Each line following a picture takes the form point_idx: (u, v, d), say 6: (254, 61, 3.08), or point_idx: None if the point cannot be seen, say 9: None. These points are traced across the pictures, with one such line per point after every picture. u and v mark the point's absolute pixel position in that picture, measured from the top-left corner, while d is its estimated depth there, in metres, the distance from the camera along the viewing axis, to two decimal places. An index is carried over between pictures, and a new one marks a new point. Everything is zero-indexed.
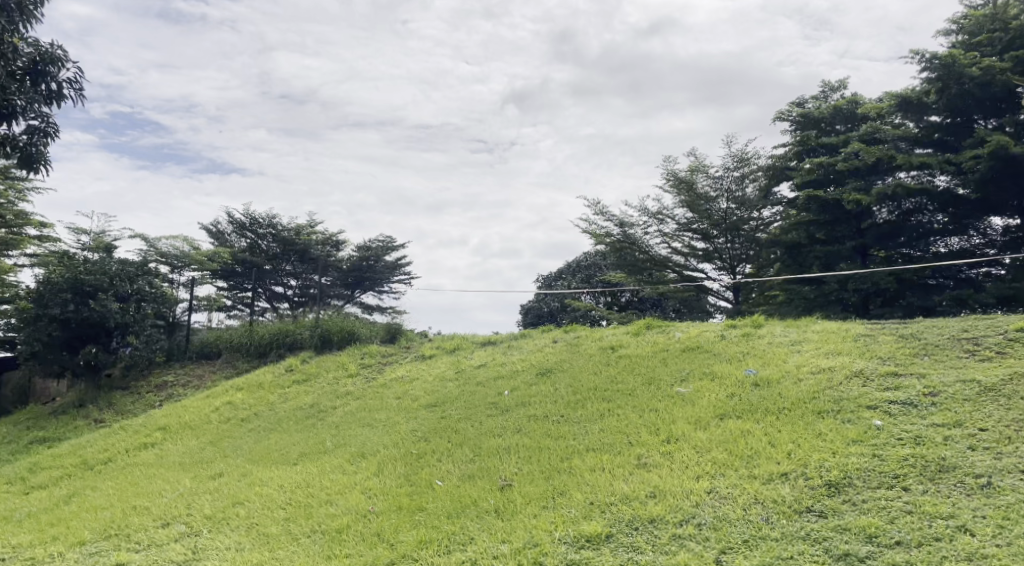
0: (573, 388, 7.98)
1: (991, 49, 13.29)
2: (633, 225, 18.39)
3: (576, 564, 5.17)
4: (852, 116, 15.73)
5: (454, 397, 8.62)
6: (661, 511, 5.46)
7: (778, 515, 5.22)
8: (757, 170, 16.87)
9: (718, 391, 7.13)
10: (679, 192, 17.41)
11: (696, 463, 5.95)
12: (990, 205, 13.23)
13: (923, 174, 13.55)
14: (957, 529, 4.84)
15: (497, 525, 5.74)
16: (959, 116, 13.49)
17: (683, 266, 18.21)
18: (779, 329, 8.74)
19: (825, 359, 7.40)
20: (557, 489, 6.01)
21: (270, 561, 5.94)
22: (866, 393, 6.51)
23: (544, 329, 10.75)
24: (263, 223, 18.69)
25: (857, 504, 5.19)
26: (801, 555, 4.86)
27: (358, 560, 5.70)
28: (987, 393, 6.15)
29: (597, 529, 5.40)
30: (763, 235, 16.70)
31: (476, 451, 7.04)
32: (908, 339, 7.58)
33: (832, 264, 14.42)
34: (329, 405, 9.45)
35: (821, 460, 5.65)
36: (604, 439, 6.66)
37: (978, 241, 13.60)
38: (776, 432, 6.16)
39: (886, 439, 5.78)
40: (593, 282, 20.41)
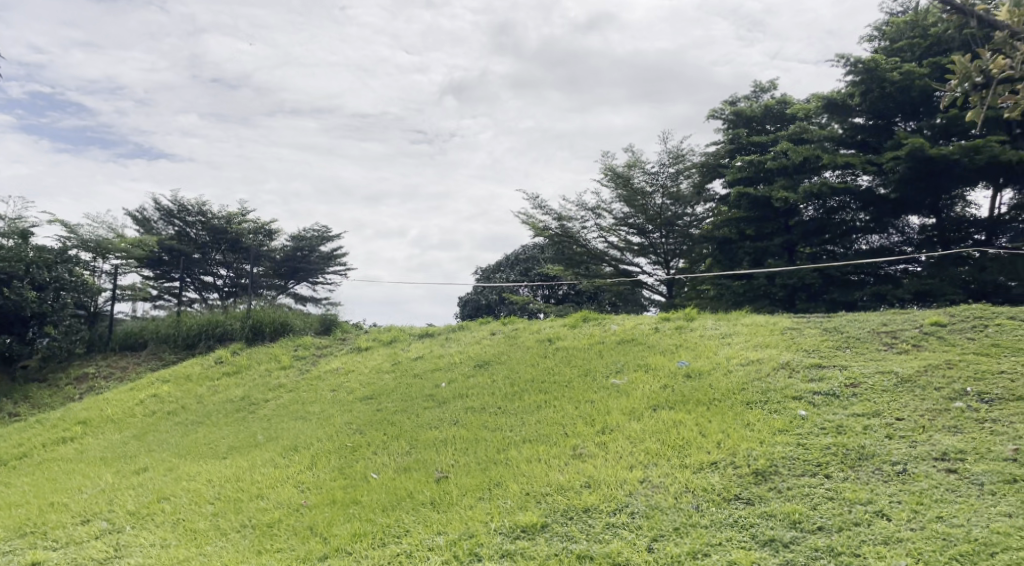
0: (510, 379, 8.04)
1: (911, 55, 13.87)
2: (571, 219, 18.65)
3: (512, 554, 5.21)
4: (782, 115, 16.27)
5: (391, 388, 8.58)
6: (595, 500, 5.55)
7: (708, 503, 5.37)
8: (691, 167, 17.19)
9: (651, 382, 7.29)
10: (616, 187, 17.69)
11: (630, 453, 6.08)
12: (908, 205, 13.78)
13: (847, 174, 14.03)
14: (875, 513, 5.02)
15: (432, 517, 5.76)
16: (880, 119, 14.06)
17: (620, 260, 18.55)
18: (710, 321, 9.00)
19: (754, 351, 7.65)
20: (493, 480, 6.05)
21: (196, 556, 5.82)
22: (791, 384, 6.75)
23: (481, 321, 10.79)
24: (192, 210, 18.20)
25: (783, 491, 5.37)
26: (729, 542, 4.99)
27: (290, 555, 5.64)
28: (904, 384, 6.44)
29: (532, 519, 5.46)
30: (696, 230, 17.11)
31: (413, 443, 7.03)
32: (833, 333, 7.89)
33: (759, 261, 15.05)
34: (260, 397, 9.30)
35: (749, 449, 5.84)
36: (539, 430, 6.74)
37: (896, 239, 14.21)
38: (705, 422, 6.33)
39: (810, 428, 6.01)
40: (532, 275, 20.58)
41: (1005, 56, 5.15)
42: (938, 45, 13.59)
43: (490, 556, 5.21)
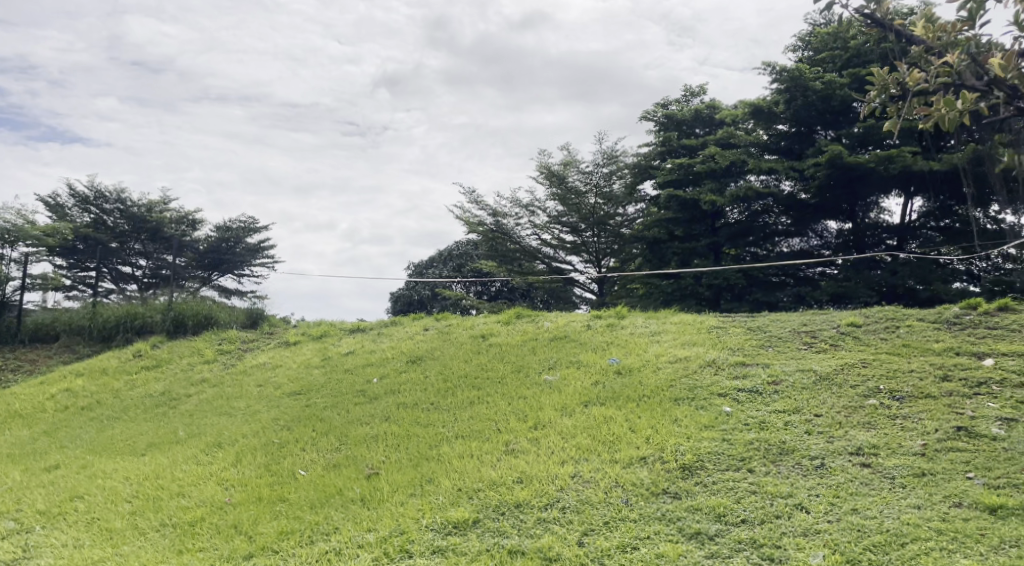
0: (443, 375, 8.03)
1: (833, 65, 14.35)
2: (505, 216, 18.84)
3: (443, 550, 5.16)
4: (711, 120, 16.72)
5: (321, 384, 8.48)
6: (527, 496, 5.57)
7: (637, 497, 5.44)
8: (624, 168, 17.91)
9: (583, 378, 7.40)
10: (552, 184, 18.37)
11: (562, 448, 6.16)
12: (827, 209, 14.35)
13: (771, 179, 14.42)
14: (795, 506, 5.12)
15: (362, 514, 5.67)
16: (802, 127, 14.56)
17: (552, 258, 18.92)
18: (641, 320, 9.17)
19: (683, 349, 7.85)
20: (425, 476, 6.03)
21: (112, 556, 5.62)
22: (717, 382, 6.95)
23: (413, 316, 10.75)
24: (110, 197, 17.63)
25: (708, 485, 5.48)
26: (657, 535, 5.03)
27: (213, 555, 5.49)
28: (822, 382, 6.72)
29: (464, 515, 5.43)
30: (626, 230, 17.81)
31: (342, 440, 6.96)
32: (757, 332, 8.15)
33: (687, 262, 15.30)
34: (182, 392, 9.04)
35: (676, 444, 5.99)
36: (472, 426, 6.77)
37: (815, 242, 14.78)
38: (634, 418, 6.47)
39: (735, 424, 6.21)
40: (465, 272, 20.64)
41: (921, 69, 5.42)
42: (858, 57, 14.10)
43: (421, 552, 5.15)
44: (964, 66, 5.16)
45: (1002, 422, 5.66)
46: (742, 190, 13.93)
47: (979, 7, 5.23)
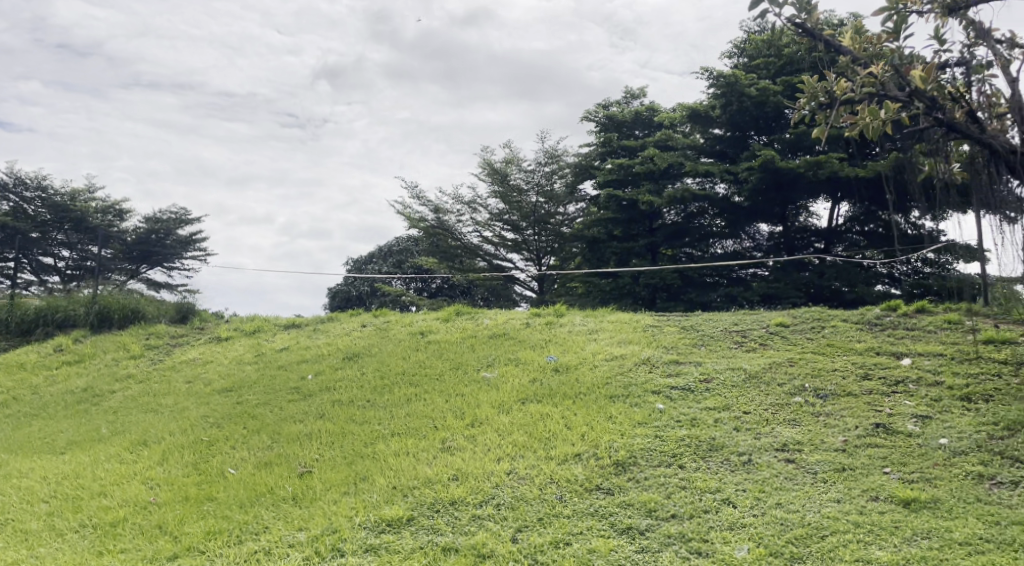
0: (380, 372, 8.02)
1: (767, 72, 14.75)
2: (447, 213, 19.01)
3: (376, 548, 5.09)
4: (650, 123, 17.01)
5: (253, 380, 8.38)
6: (463, 493, 5.56)
7: (571, 493, 5.49)
8: (564, 167, 18.16)
9: (521, 375, 7.49)
10: (493, 182, 18.58)
11: (498, 445, 6.20)
12: (760, 212, 14.64)
13: (706, 181, 14.84)
14: (723, 502, 5.23)
15: (294, 512, 5.60)
16: (737, 131, 14.90)
17: (493, 255, 19.10)
18: (578, 318, 9.30)
19: (619, 347, 8.00)
20: (360, 474, 6.00)
21: (27, 559, 5.46)
22: (652, 379, 7.12)
23: (351, 312, 10.69)
24: (31, 184, 17.14)
25: (640, 481, 5.57)
26: (590, 531, 5.06)
27: (135, 556, 5.34)
28: (751, 380, 6.94)
29: (398, 513, 5.38)
30: (567, 228, 18.09)
31: (274, 437, 6.90)
32: (690, 331, 8.37)
33: (625, 261, 15.61)
34: (106, 389, 8.82)
35: (610, 441, 6.10)
36: (409, 424, 6.77)
37: (747, 244, 15.01)
38: (570, 415, 6.57)
39: (667, 421, 6.36)
40: (405, 268, 20.56)
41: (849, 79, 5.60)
42: (791, 65, 14.49)
43: (354, 551, 5.07)
44: (887, 77, 5.44)
45: (917, 419, 5.90)
46: (678, 192, 14.23)
47: (903, 21, 5.48)
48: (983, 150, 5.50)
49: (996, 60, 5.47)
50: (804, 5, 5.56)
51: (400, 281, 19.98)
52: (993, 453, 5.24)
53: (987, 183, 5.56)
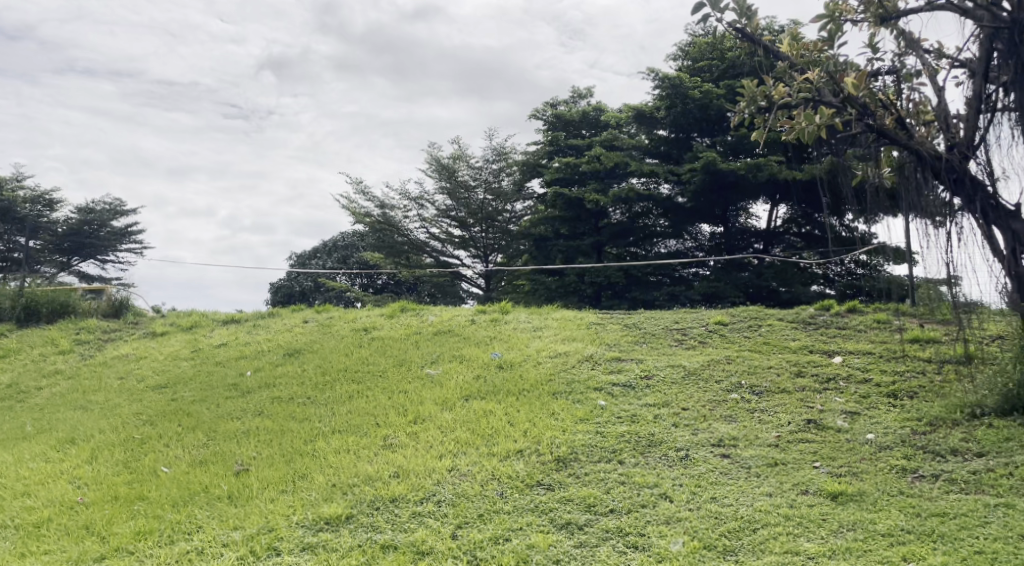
0: (322, 368, 7.97)
1: (710, 75, 15.03)
2: (393, 209, 18.98)
3: (312, 547, 5.02)
4: (597, 122, 17.16)
5: (189, 376, 8.25)
6: (403, 490, 5.52)
7: (512, 489, 5.46)
8: (512, 166, 18.32)
9: (465, 372, 7.52)
10: (440, 178, 18.56)
11: (440, 442, 6.19)
12: (701, 213, 14.93)
13: (651, 182, 15.02)
14: (661, 496, 5.28)
15: (228, 511, 5.52)
16: (681, 132, 15.14)
17: (440, 252, 19.16)
18: (523, 315, 9.36)
19: (563, 344, 8.08)
20: (298, 473, 5.94)
21: None
22: (594, 376, 7.21)
23: (293, 307, 10.59)
24: None
25: (580, 476, 5.59)
26: (529, 526, 5.01)
27: (60, 557, 5.20)
28: (690, 376, 7.09)
29: (336, 511, 5.32)
30: (515, 226, 18.22)
31: (210, 435, 6.81)
32: (632, 328, 8.51)
33: (571, 259, 15.75)
34: (32, 385, 8.58)
35: (553, 436, 6.13)
36: (350, 421, 6.75)
37: (690, 244, 15.29)
38: (513, 411, 6.62)
39: (609, 416, 6.45)
40: (350, 264, 20.48)
41: (787, 84, 5.79)
42: (733, 68, 14.78)
43: (290, 549, 5.00)
44: (822, 83, 5.55)
45: (847, 415, 6.09)
46: (623, 191, 14.41)
47: (838, 29, 5.65)
48: (911, 156, 5.65)
49: (924, 69, 5.68)
50: (744, 10, 5.71)
51: (345, 277, 19.88)
52: (915, 447, 5.38)
53: (915, 188, 5.68)
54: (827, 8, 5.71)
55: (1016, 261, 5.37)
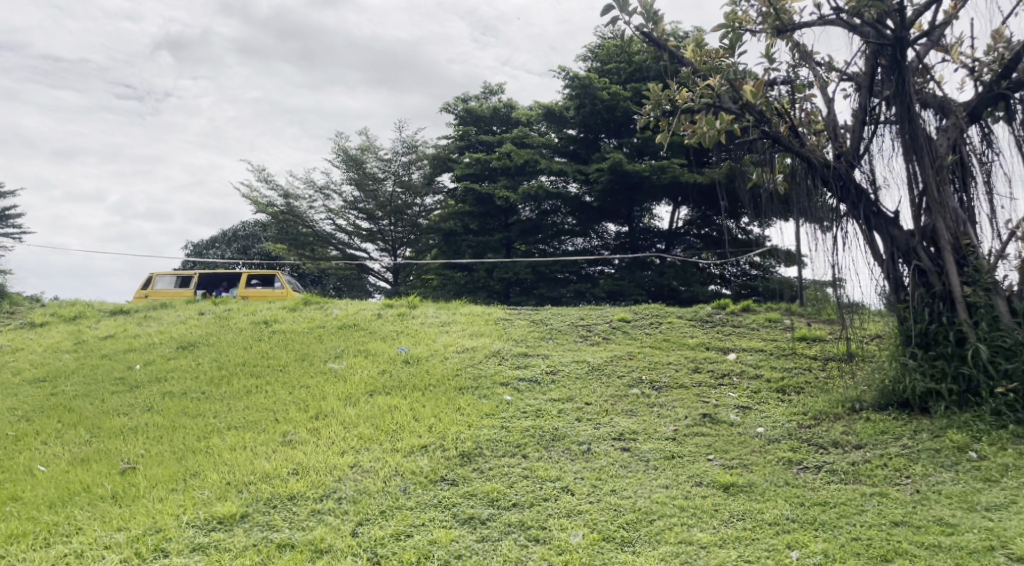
0: (218, 363, 7.76)
1: (618, 77, 15.32)
2: (298, 199, 18.87)
3: (203, 546, 4.89)
4: (508, 119, 17.26)
5: (71, 370, 7.89)
6: (302, 487, 5.44)
7: (415, 484, 5.46)
8: (422, 160, 18.72)
9: (370, 367, 7.47)
10: (348, 169, 18.81)
11: (342, 438, 6.13)
12: (608, 212, 15.24)
13: (559, 180, 15.21)
14: (563, 489, 5.37)
15: (112, 512, 5.32)
16: (590, 133, 15.40)
17: (347, 244, 18.94)
18: (431, 310, 9.35)
19: (470, 339, 8.11)
20: (189, 471, 5.77)
21: None
22: (501, 371, 7.28)
23: (188, 299, 10.28)
24: None
25: (484, 471, 5.63)
26: (431, 522, 5.02)
27: None
28: (594, 371, 7.24)
29: (231, 510, 5.20)
30: (424, 219, 18.45)
31: (94, 431, 6.55)
32: (539, 324, 8.61)
33: (480, 255, 15.81)
34: None
35: (458, 432, 6.15)
36: (247, 417, 6.60)
37: (596, 243, 15.65)
38: (419, 407, 6.60)
39: (514, 411, 6.52)
40: (251, 254, 20.14)
41: (689, 89, 5.95)
42: (640, 71, 15.11)
43: (179, 550, 4.85)
44: (722, 90, 5.81)
45: (739, 409, 6.35)
46: (533, 188, 14.55)
47: (738, 38, 5.89)
48: (802, 163, 5.92)
49: (816, 81, 5.98)
50: (650, 15, 5.86)
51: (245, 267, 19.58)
52: (801, 440, 5.64)
53: (805, 193, 5.90)
54: (728, 17, 5.92)
55: (894, 265, 5.79)
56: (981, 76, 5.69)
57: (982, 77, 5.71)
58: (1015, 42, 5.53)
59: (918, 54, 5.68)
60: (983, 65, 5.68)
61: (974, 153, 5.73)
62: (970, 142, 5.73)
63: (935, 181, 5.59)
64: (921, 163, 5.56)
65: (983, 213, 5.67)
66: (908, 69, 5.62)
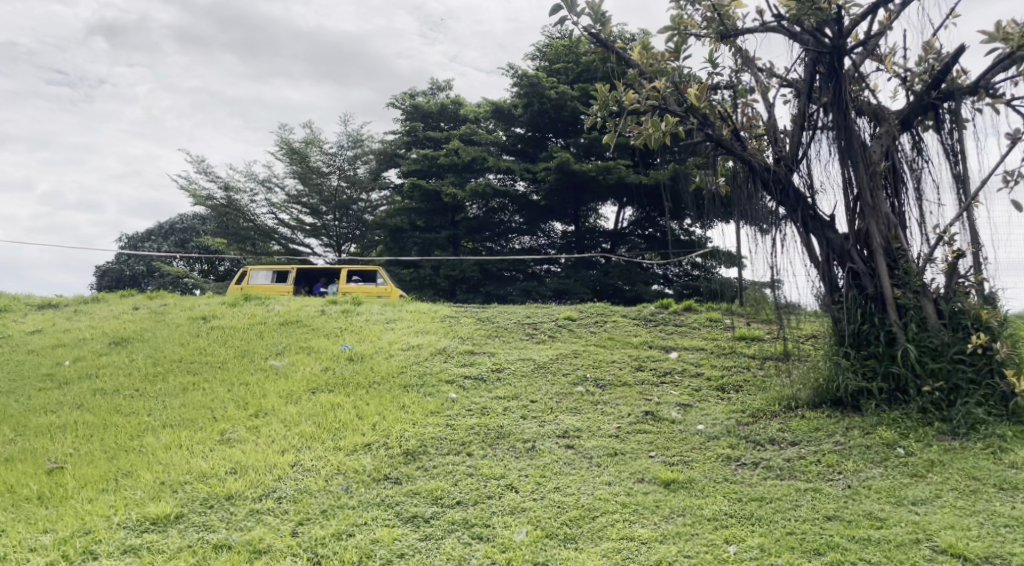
0: (153, 359, 7.59)
1: (566, 77, 15.41)
2: (238, 192, 18.52)
3: (136, 548, 4.78)
4: (455, 116, 17.22)
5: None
6: (240, 487, 5.36)
7: (358, 483, 5.41)
8: (368, 154, 18.55)
9: (312, 364, 7.39)
10: (291, 162, 18.46)
11: (283, 437, 6.05)
12: (555, 211, 15.33)
13: (507, 178, 15.38)
14: (507, 487, 5.38)
15: (39, 513, 5.17)
16: (538, 131, 15.46)
17: (289, 239, 18.74)
18: (376, 306, 9.29)
19: (415, 337, 8.08)
20: (121, 471, 5.64)
21: None
22: (446, 368, 7.27)
23: (122, 293, 10.03)
24: None
25: (428, 469, 5.61)
26: (373, 521, 4.99)
27: None
28: (539, 369, 7.28)
29: (165, 510, 5.09)
30: (369, 215, 18.39)
31: (20, 430, 6.34)
32: (486, 322, 8.63)
33: (426, 252, 15.76)
34: None
35: (402, 430, 6.12)
36: (183, 415, 6.46)
37: (542, 242, 15.80)
38: (363, 405, 6.54)
39: (459, 409, 6.51)
40: (189, 248, 19.80)
41: (635, 91, 6.01)
42: (588, 72, 15.21)
43: (109, 553, 4.73)
44: (668, 92, 5.87)
45: (680, 407, 6.45)
46: (480, 186, 14.55)
47: (683, 42, 5.98)
48: (744, 165, 6.07)
49: (758, 86, 6.11)
50: (599, 15, 5.91)
51: (183, 262, 19.24)
52: (739, 437, 5.76)
53: (746, 197, 6.06)
54: (674, 20, 6.00)
55: (829, 267, 5.96)
56: (913, 85, 5.87)
57: (914, 87, 5.87)
58: (945, 54, 5.71)
59: (854, 63, 5.84)
60: (914, 75, 5.86)
61: (905, 160, 5.90)
62: (902, 150, 5.91)
63: (868, 186, 5.77)
64: (856, 169, 5.76)
65: (913, 219, 5.84)
66: (845, 77, 5.77)
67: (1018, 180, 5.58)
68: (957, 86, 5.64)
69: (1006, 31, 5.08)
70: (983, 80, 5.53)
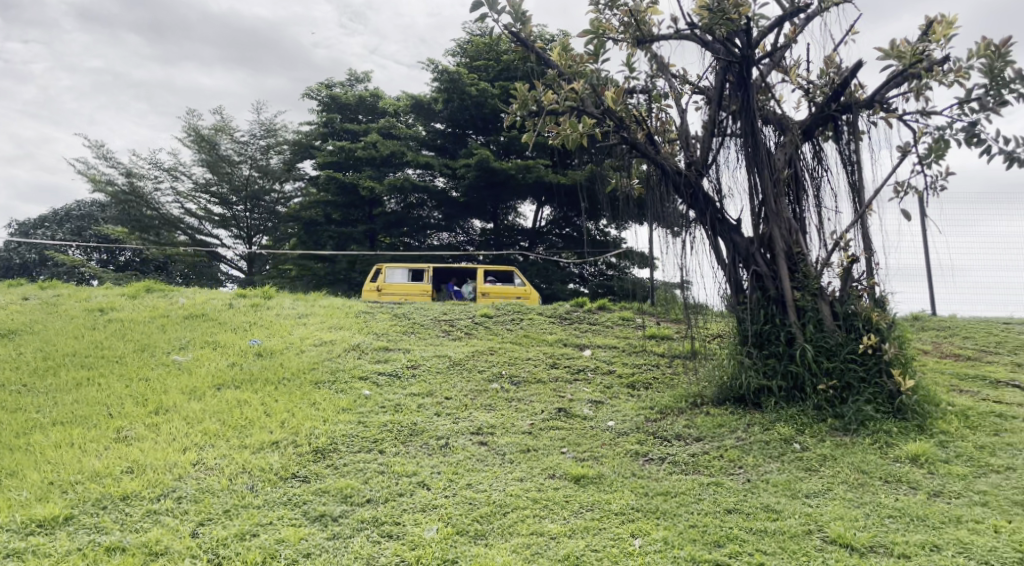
0: (45, 353, 7.27)
1: (487, 74, 15.44)
2: (142, 179, 17.93)
3: (20, 551, 4.58)
4: (374, 108, 17.06)
5: None
6: (137, 487, 5.19)
7: (263, 482, 5.31)
8: (282, 144, 18.37)
9: (218, 359, 7.20)
10: (200, 150, 18.03)
11: (186, 434, 5.88)
12: (474, 208, 15.36)
13: (426, 174, 15.32)
14: (418, 484, 5.37)
15: None
16: (458, 128, 15.45)
17: (197, 230, 18.33)
18: (287, 301, 9.11)
19: (327, 332, 7.97)
20: (6, 471, 5.38)
21: None
22: (359, 365, 7.20)
23: (9, 283, 9.56)
24: None
25: (338, 467, 5.55)
26: (279, 521, 4.91)
27: None
28: (454, 366, 7.29)
29: (53, 512, 4.89)
30: (282, 206, 18.22)
31: None
32: (401, 318, 8.58)
33: (342, 246, 15.56)
34: None
35: (312, 427, 6.03)
36: (76, 411, 6.22)
37: (461, 238, 15.79)
38: (270, 401, 6.42)
39: (372, 406, 6.46)
40: (86, 236, 19.05)
41: (554, 91, 6.08)
42: (509, 70, 15.29)
43: None
44: (586, 94, 5.94)
45: (592, 404, 6.56)
46: (399, 180, 14.45)
47: (602, 45, 6.07)
48: (657, 168, 6.19)
49: (671, 92, 6.26)
50: (519, 14, 5.96)
51: (79, 251, 18.50)
52: (648, 433, 5.89)
53: (659, 199, 6.20)
54: (592, 24, 6.09)
55: (734, 269, 6.15)
56: (815, 97, 6.12)
57: (816, 98, 6.14)
58: (844, 68, 5.98)
59: (761, 73, 6.05)
60: (816, 87, 6.12)
61: (806, 169, 6.14)
62: (804, 159, 6.14)
63: (773, 192, 5.97)
64: (761, 175, 5.96)
65: (813, 225, 6.08)
66: (753, 86, 5.96)
67: (908, 191, 5.88)
68: (855, 99, 5.90)
69: (900, 49, 5.34)
70: (878, 95, 5.80)
